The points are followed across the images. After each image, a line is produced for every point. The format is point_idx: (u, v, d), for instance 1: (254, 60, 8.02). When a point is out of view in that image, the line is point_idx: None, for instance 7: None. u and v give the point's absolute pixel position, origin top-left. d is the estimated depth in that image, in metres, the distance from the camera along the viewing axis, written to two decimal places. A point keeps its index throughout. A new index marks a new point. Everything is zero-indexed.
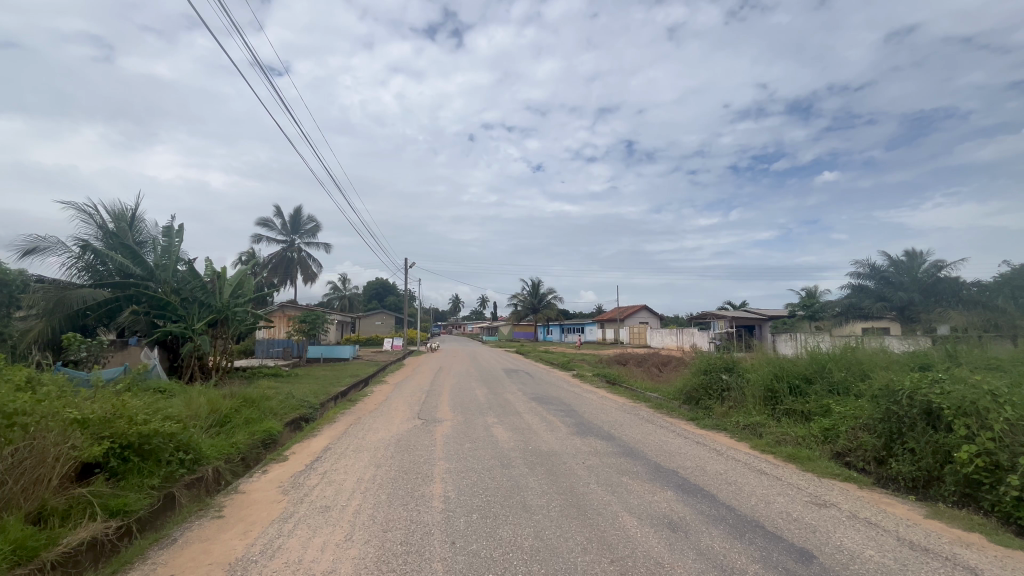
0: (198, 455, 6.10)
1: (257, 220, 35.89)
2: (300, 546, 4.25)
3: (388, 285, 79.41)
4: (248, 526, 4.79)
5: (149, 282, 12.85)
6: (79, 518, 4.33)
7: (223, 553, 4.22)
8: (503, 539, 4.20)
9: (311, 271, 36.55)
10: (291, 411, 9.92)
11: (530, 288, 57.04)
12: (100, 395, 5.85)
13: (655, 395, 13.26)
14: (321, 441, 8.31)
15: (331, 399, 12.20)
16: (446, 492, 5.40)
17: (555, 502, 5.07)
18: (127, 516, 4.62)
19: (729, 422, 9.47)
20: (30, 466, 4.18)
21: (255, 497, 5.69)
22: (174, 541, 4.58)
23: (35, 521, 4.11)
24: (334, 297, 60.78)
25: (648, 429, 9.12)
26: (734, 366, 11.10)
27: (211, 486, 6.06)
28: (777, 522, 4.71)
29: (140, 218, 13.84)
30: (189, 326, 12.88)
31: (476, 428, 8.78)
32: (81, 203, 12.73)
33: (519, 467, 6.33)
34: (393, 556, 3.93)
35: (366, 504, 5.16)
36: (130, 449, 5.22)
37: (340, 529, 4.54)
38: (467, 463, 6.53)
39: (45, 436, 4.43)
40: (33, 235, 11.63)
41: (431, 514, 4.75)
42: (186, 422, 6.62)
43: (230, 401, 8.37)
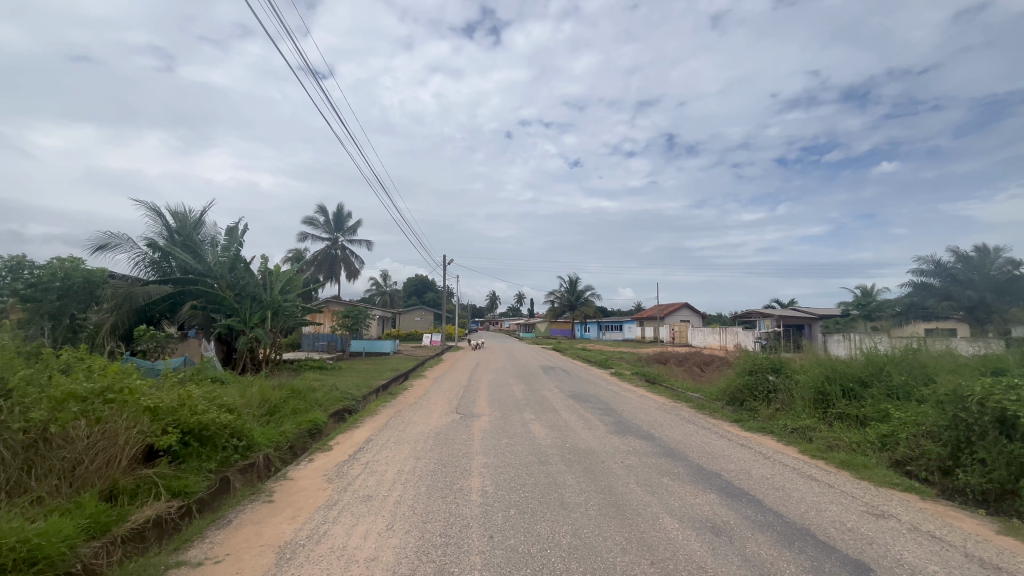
0: (250, 442, 6.43)
1: (303, 219, 37.42)
2: (343, 532, 4.39)
3: (427, 282, 80.74)
4: (296, 511, 5.00)
5: (207, 279, 13.63)
6: (145, 497, 4.68)
7: (274, 536, 4.43)
8: (541, 535, 4.19)
9: (353, 268, 37.68)
10: (335, 403, 10.27)
11: (567, 285, 56.75)
12: (164, 383, 6.25)
13: (696, 395, 12.91)
14: (364, 432, 8.57)
15: (372, 392, 12.53)
16: (484, 487, 5.43)
17: (594, 500, 5.02)
18: (188, 497, 4.93)
19: (776, 425, 9.08)
20: (101, 448, 4.54)
21: (301, 484, 5.95)
22: (229, 522, 4.84)
23: (108, 497, 4.48)
24: (376, 294, 62.54)
25: (689, 429, 8.90)
26: (782, 367, 10.65)
27: (262, 471, 6.39)
28: (831, 532, 4.47)
29: (201, 217, 14.72)
30: (242, 321, 13.55)
31: (514, 424, 8.81)
32: (149, 203, 13.67)
33: (556, 464, 6.32)
34: (433, 547, 4.00)
35: (407, 495, 5.28)
36: (190, 435, 5.57)
37: (381, 518, 4.65)
38: (505, 459, 6.57)
39: (117, 420, 4.77)
40: (106, 233, 12.57)
41: (469, 508, 4.80)
42: (240, 410, 7.00)
43: (278, 392, 8.76)
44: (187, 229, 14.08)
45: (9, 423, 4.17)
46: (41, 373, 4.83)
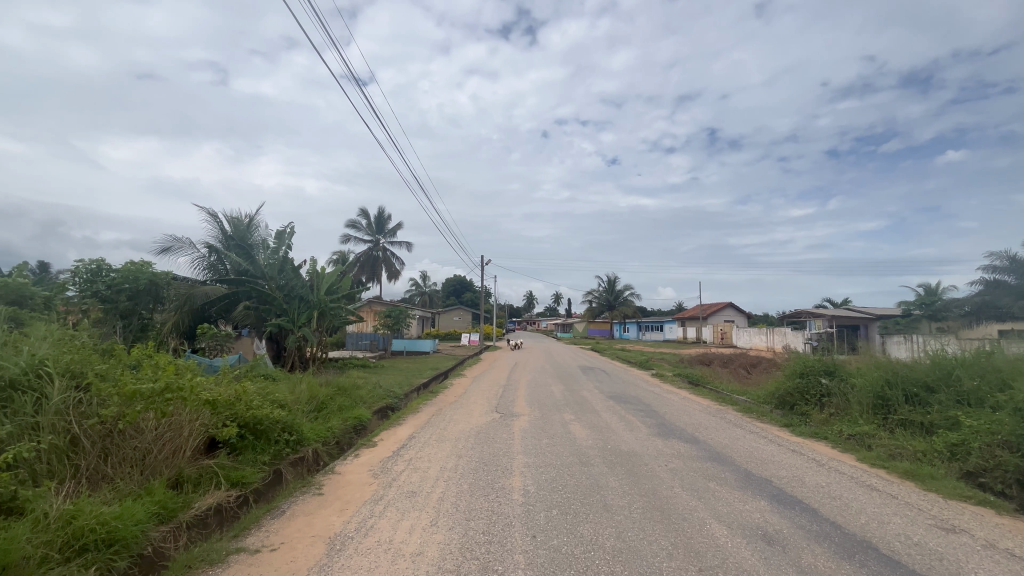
0: (301, 437, 6.70)
1: (347, 222, 38.73)
2: (390, 527, 4.51)
3: (465, 283, 81.70)
4: (344, 505, 5.17)
5: (259, 280, 14.29)
6: (207, 486, 4.97)
7: (324, 527, 4.60)
8: (584, 537, 4.16)
9: (394, 269, 38.64)
10: (379, 400, 10.55)
11: (606, 284, 56.04)
12: (222, 379, 6.63)
13: (743, 398, 12.45)
14: (407, 430, 8.76)
15: (414, 390, 12.81)
16: (526, 486, 5.45)
17: (637, 504, 4.93)
18: (245, 487, 5.20)
19: (830, 431, 8.63)
20: (167, 439, 4.86)
21: (349, 478, 6.15)
22: (283, 512, 5.06)
23: (174, 485, 4.80)
24: (415, 294, 63.86)
25: (736, 433, 8.59)
26: (836, 370, 10.12)
27: (312, 465, 6.66)
28: (895, 545, 4.20)
29: (253, 221, 15.48)
30: (291, 320, 14.13)
31: (554, 424, 8.78)
32: (207, 209, 14.50)
33: (598, 466, 6.25)
34: (476, 544, 4.04)
35: (450, 492, 5.36)
36: (246, 429, 5.88)
37: (425, 514, 4.74)
38: (546, 459, 6.56)
39: (181, 414, 5.11)
40: (168, 237, 13.42)
41: (511, 507, 4.82)
42: (290, 406, 7.32)
43: (326, 389, 9.11)
44: (240, 232, 14.86)
45: (88, 414, 4.54)
46: (115, 369, 5.22)
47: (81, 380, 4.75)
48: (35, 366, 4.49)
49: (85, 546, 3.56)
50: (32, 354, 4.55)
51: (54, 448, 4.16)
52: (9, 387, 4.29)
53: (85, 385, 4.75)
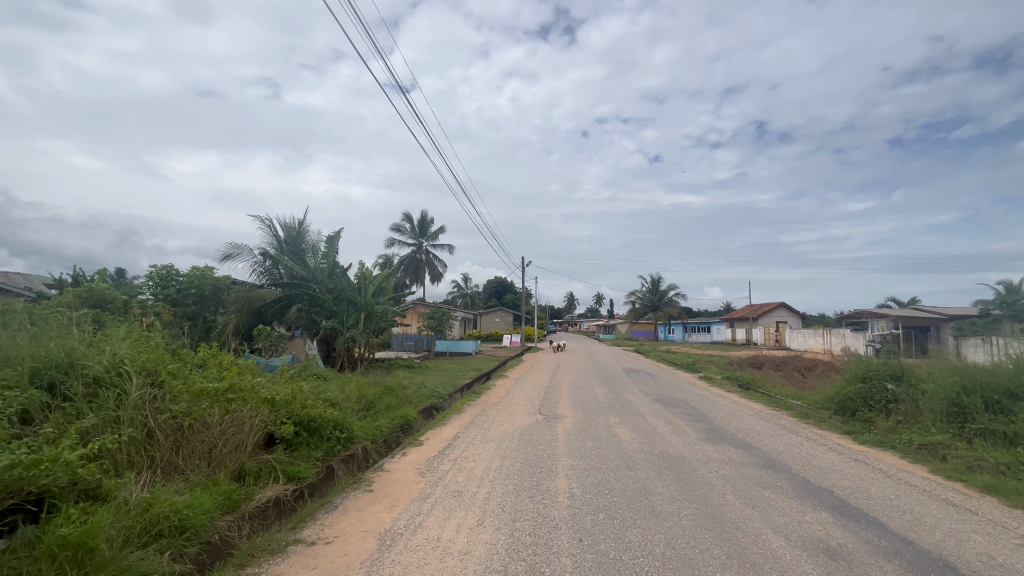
0: (351, 434, 6.94)
1: (391, 226, 39.86)
2: (437, 525, 4.59)
3: (505, 284, 82.15)
4: (393, 502, 5.31)
5: (310, 283, 14.86)
6: (267, 479, 5.26)
7: (375, 523, 4.74)
8: (632, 542, 4.08)
9: (437, 271, 39.38)
10: (424, 400, 10.76)
11: (649, 285, 54.82)
12: (279, 378, 6.97)
13: (798, 403, 11.85)
14: (451, 429, 8.90)
15: (458, 391, 12.99)
16: (571, 489, 5.41)
17: (687, 510, 4.78)
18: (300, 481, 5.44)
19: (898, 440, 8.05)
20: (231, 434, 5.18)
21: (397, 476, 6.31)
22: (336, 507, 5.26)
23: (237, 478, 5.10)
24: (457, 296, 64.85)
25: (792, 440, 8.17)
26: (904, 375, 9.45)
27: (362, 462, 6.89)
28: (976, 566, 3.86)
29: (304, 227, 16.19)
30: (340, 322, 14.64)
31: (598, 427, 8.67)
32: (263, 217, 15.31)
33: (645, 470, 6.12)
34: (523, 545, 4.04)
35: (495, 492, 5.41)
36: (301, 426, 6.16)
37: (472, 514, 4.80)
38: (591, 462, 6.48)
39: (243, 410, 5.42)
40: (228, 244, 14.25)
41: (557, 510, 4.79)
42: (341, 405, 7.60)
43: (373, 388, 9.41)
44: (292, 238, 15.58)
45: (162, 409, 4.89)
46: (184, 368, 5.60)
47: (155, 377, 5.13)
48: (116, 364, 4.88)
49: (160, 532, 3.84)
50: (113, 354, 4.96)
51: (133, 440, 4.50)
52: (95, 383, 4.69)
53: (159, 382, 5.13)
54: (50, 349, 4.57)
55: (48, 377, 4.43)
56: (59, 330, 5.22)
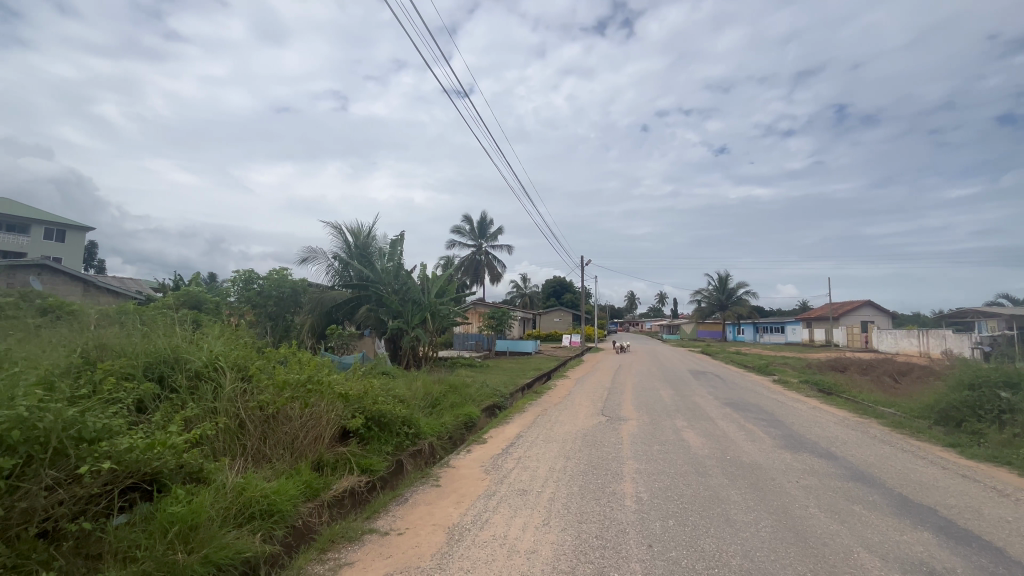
0: (419, 430, 7.18)
1: (452, 229, 40.88)
2: (504, 522, 4.64)
3: (564, 284, 81.62)
4: (460, 497, 5.43)
5: (378, 285, 15.55)
6: (343, 470, 5.57)
7: (444, 517, 4.87)
8: (706, 551, 3.91)
9: (497, 272, 39.90)
10: (486, 398, 10.93)
11: (716, 283, 52.30)
12: (352, 375, 7.36)
13: (891, 411, 10.81)
14: (514, 428, 8.96)
15: (519, 390, 13.09)
16: (639, 493, 5.26)
17: (766, 522, 4.50)
18: (373, 474, 5.72)
19: (1015, 455, 7.12)
20: (310, 427, 5.54)
21: (462, 472, 6.46)
22: (407, 500, 5.47)
23: (317, 468, 5.45)
24: (516, 296, 65.32)
25: (884, 451, 7.45)
26: (1022, 383, 8.36)
27: (429, 458, 7.11)
28: None
29: (371, 231, 16.98)
30: (406, 322, 15.20)
31: (665, 430, 8.39)
32: (334, 223, 16.24)
33: (717, 477, 5.84)
34: (590, 548, 3.99)
35: (560, 493, 5.38)
36: (372, 421, 6.47)
37: (537, 513, 4.81)
38: (658, 466, 6.28)
39: (320, 405, 5.77)
40: (304, 248, 15.24)
41: (624, 514, 4.69)
42: (409, 402, 7.89)
43: (439, 387, 9.69)
44: (361, 242, 16.42)
45: (251, 401, 5.32)
46: (269, 364, 6.06)
47: (245, 372, 5.61)
48: (213, 360, 5.37)
49: (253, 514, 4.17)
50: (210, 350, 5.48)
51: (228, 430, 4.93)
52: (196, 376, 5.19)
53: (248, 377, 5.58)
54: (159, 346, 5.12)
55: (158, 370, 4.96)
56: (165, 329, 5.82)
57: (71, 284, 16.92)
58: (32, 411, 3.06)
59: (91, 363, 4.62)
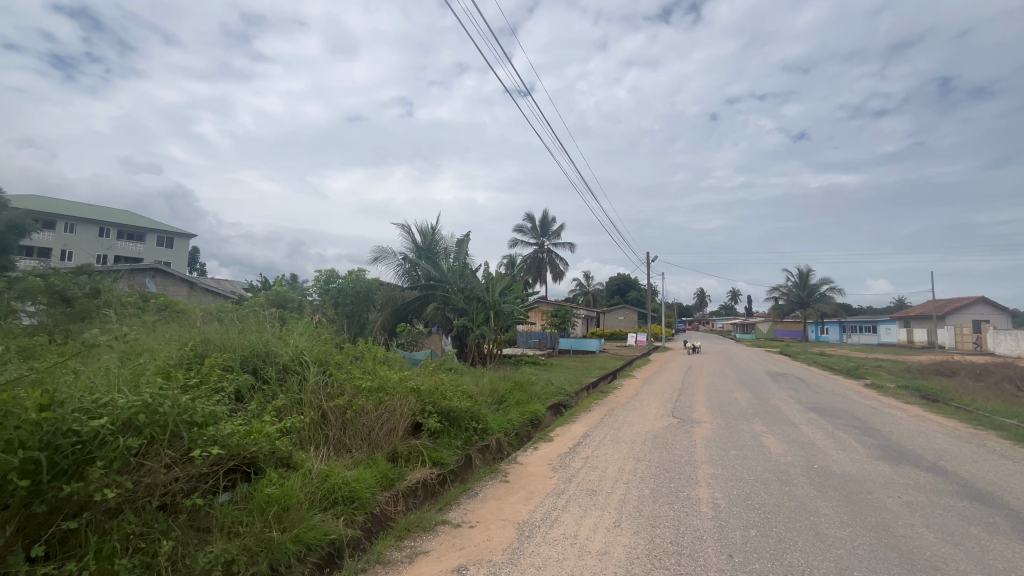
0: (486, 426, 7.31)
1: (514, 228, 41.28)
2: (573, 522, 4.60)
3: (629, 281, 79.70)
4: (529, 494, 5.46)
5: (444, 284, 16.06)
6: (416, 462, 5.81)
7: (513, 513, 4.92)
8: (794, 566, 3.65)
9: (559, 270, 39.75)
10: (551, 397, 10.91)
11: (796, 279, 48.71)
12: (422, 370, 7.65)
13: (1011, 422, 9.52)
14: (580, 427, 8.87)
15: (584, 389, 12.94)
16: (716, 499, 5.01)
17: (863, 539, 4.12)
18: (444, 467, 5.90)
19: None
20: (385, 420, 5.81)
21: (530, 469, 6.49)
22: (477, 493, 5.59)
23: (392, 458, 5.72)
24: (579, 294, 64.73)
25: (1005, 467, 6.57)
26: None
27: (496, 453, 7.22)
28: None
29: (437, 232, 17.56)
30: (471, 319, 15.49)
31: (742, 434, 7.93)
32: (403, 225, 16.97)
33: (803, 487, 5.43)
34: (665, 553, 3.86)
35: (632, 495, 5.24)
36: (442, 415, 6.67)
37: (608, 514, 4.73)
38: (736, 472, 5.95)
39: (394, 399, 6.04)
40: (376, 249, 16.06)
41: (700, 520, 4.49)
42: (477, 398, 8.07)
43: (505, 384, 9.81)
44: (428, 242, 17.04)
45: (332, 394, 5.68)
46: (346, 360, 6.44)
47: (326, 367, 6.01)
48: (298, 354, 5.80)
49: (336, 499, 4.46)
50: (295, 346, 5.91)
51: (312, 420, 5.28)
52: (284, 369, 5.62)
53: (328, 371, 5.96)
54: (252, 341, 5.60)
55: (252, 363, 5.43)
56: (257, 325, 6.36)
57: (178, 285, 18.96)
58: (155, 398, 3.46)
59: (198, 355, 5.14)
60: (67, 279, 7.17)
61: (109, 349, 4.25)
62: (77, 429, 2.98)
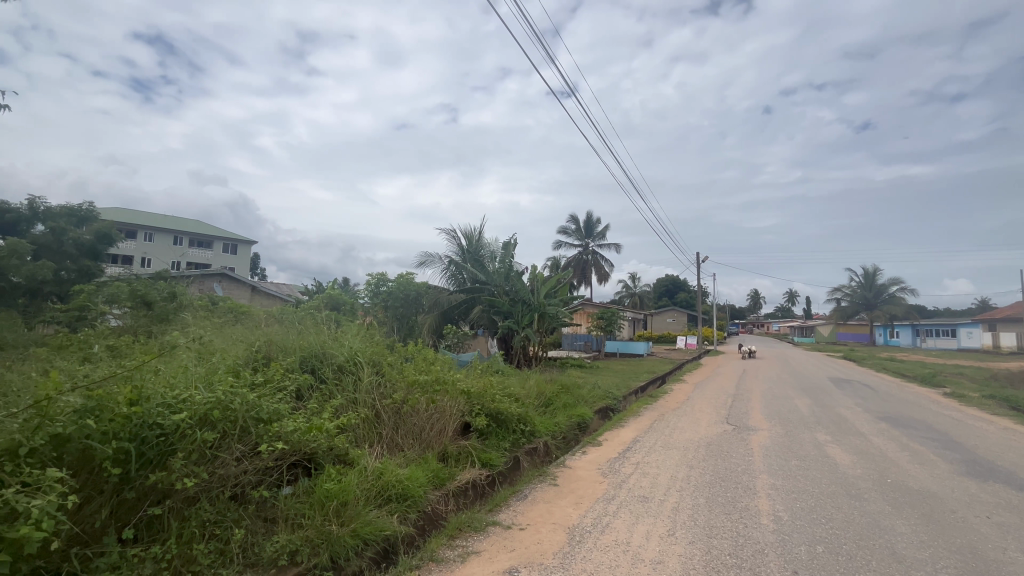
0: (534, 428, 7.31)
1: (558, 230, 41.13)
2: (625, 528, 4.51)
3: (677, 283, 77.43)
4: (579, 499, 5.41)
5: (490, 286, 16.32)
6: (466, 462, 5.88)
7: (564, 517, 4.88)
8: None
9: (604, 271, 39.21)
10: (599, 400, 10.76)
11: (861, 279, 45.65)
12: (470, 372, 7.76)
13: None
14: (630, 432, 8.68)
15: (633, 393, 12.67)
16: (777, 511, 4.77)
17: (947, 562, 3.78)
18: (493, 468, 5.94)
19: None
20: (436, 420, 5.92)
21: (580, 473, 6.42)
22: (526, 496, 5.60)
23: (443, 458, 5.82)
24: (625, 296, 63.58)
25: None
26: None
27: (544, 456, 7.20)
28: None
29: (483, 235, 17.74)
30: (516, 321, 15.56)
31: (804, 444, 7.50)
32: (449, 228, 17.28)
33: (875, 502, 5.06)
34: (723, 566, 3.72)
35: (686, 503, 5.08)
36: (491, 417, 6.73)
37: (661, 522, 4.60)
38: (799, 483, 5.64)
39: (443, 400, 6.14)
40: (423, 254, 16.42)
41: (761, 533, 4.28)
42: (524, 400, 8.08)
43: (552, 386, 9.77)
44: (474, 245, 17.26)
45: (385, 395, 5.86)
46: (398, 361, 6.63)
47: (379, 367, 6.21)
48: (353, 355, 6.03)
49: (390, 497, 4.59)
50: (350, 347, 6.14)
51: (367, 419, 5.46)
52: (340, 369, 5.86)
53: (381, 372, 6.16)
54: (311, 342, 5.88)
55: (311, 364, 5.69)
56: (315, 328, 6.67)
57: (242, 288, 20.20)
58: (227, 395, 3.70)
59: (263, 356, 5.45)
60: (148, 285, 7.82)
61: (186, 349, 4.59)
62: (161, 421, 3.23)
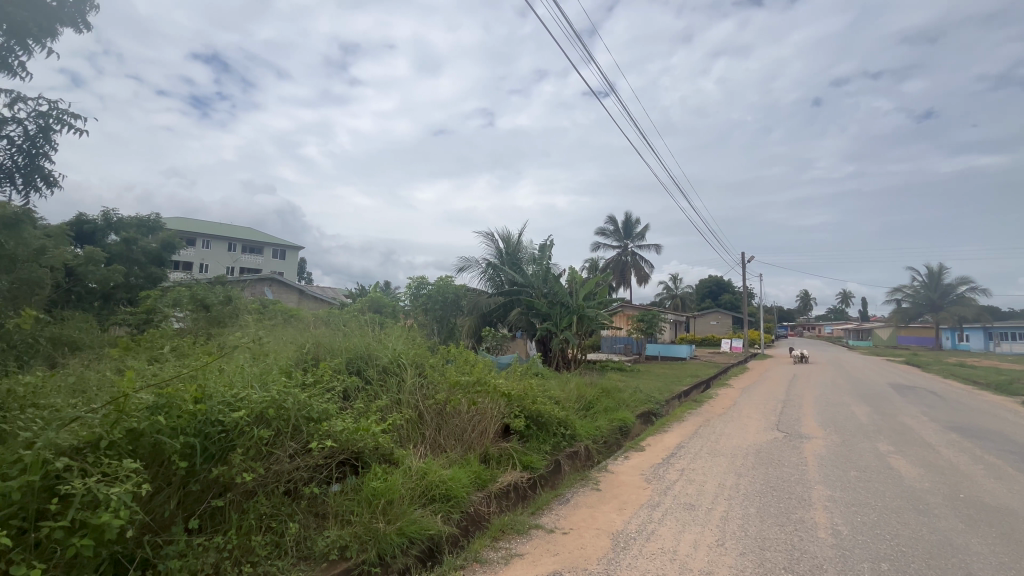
0: (575, 432, 7.25)
1: (597, 231, 40.69)
2: (671, 536, 4.40)
3: (720, 284, 74.92)
4: (622, 504, 5.31)
5: (528, 288, 16.40)
6: (507, 464, 5.90)
7: (607, 523, 4.80)
8: None
9: (644, 273, 38.46)
10: (641, 404, 10.54)
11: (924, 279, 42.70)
12: (510, 374, 7.79)
13: None
14: (674, 438, 8.45)
15: (676, 398, 12.33)
16: (836, 525, 4.51)
17: None
18: (534, 471, 5.92)
19: None
20: (477, 422, 5.97)
21: (623, 478, 6.30)
22: (568, 500, 5.55)
23: (484, 459, 5.86)
24: (666, 298, 62.11)
25: None
26: None
27: (586, 460, 7.12)
28: None
29: (520, 238, 17.76)
30: (555, 324, 15.46)
31: (863, 454, 7.07)
32: (487, 232, 17.38)
33: (945, 518, 4.71)
34: None
35: (735, 512, 4.89)
36: (531, 420, 6.72)
37: (709, 531, 4.45)
38: (858, 495, 5.32)
39: (484, 402, 6.19)
40: (461, 259, 16.66)
41: (818, 547, 4.06)
42: (564, 403, 8.02)
43: (592, 390, 9.66)
44: (511, 248, 17.34)
45: (428, 396, 5.96)
46: (440, 362, 6.74)
47: (421, 369, 6.34)
48: (396, 357, 6.18)
49: (434, 496, 4.66)
50: (393, 349, 6.30)
51: (410, 419, 5.58)
52: (384, 371, 6.01)
53: (423, 373, 6.29)
54: (357, 344, 6.07)
55: (357, 365, 5.88)
56: (361, 330, 6.89)
57: (290, 292, 21.09)
58: (281, 394, 3.88)
59: (312, 357, 5.68)
60: (207, 290, 8.30)
61: (243, 350, 4.85)
62: (222, 418, 3.43)
